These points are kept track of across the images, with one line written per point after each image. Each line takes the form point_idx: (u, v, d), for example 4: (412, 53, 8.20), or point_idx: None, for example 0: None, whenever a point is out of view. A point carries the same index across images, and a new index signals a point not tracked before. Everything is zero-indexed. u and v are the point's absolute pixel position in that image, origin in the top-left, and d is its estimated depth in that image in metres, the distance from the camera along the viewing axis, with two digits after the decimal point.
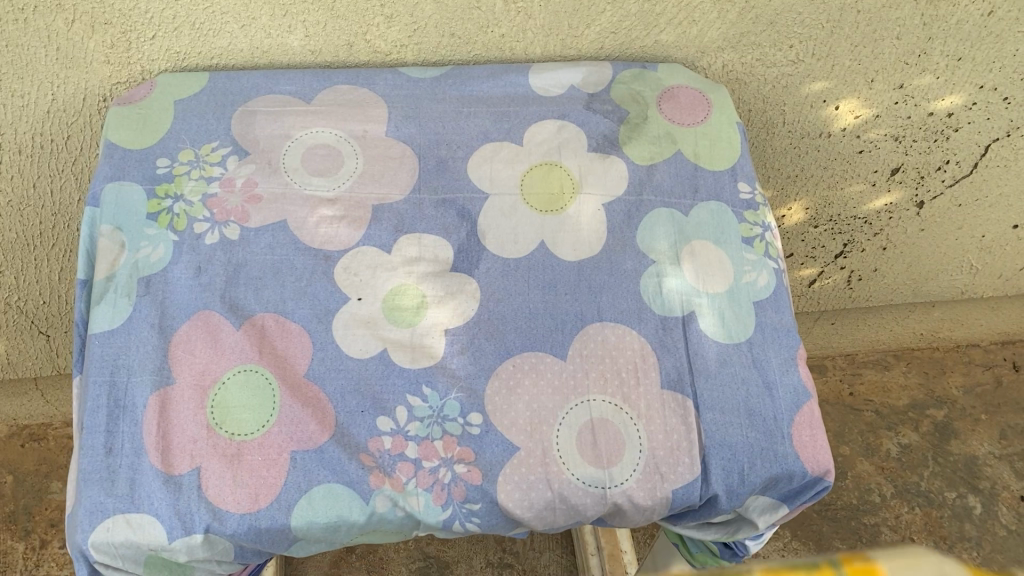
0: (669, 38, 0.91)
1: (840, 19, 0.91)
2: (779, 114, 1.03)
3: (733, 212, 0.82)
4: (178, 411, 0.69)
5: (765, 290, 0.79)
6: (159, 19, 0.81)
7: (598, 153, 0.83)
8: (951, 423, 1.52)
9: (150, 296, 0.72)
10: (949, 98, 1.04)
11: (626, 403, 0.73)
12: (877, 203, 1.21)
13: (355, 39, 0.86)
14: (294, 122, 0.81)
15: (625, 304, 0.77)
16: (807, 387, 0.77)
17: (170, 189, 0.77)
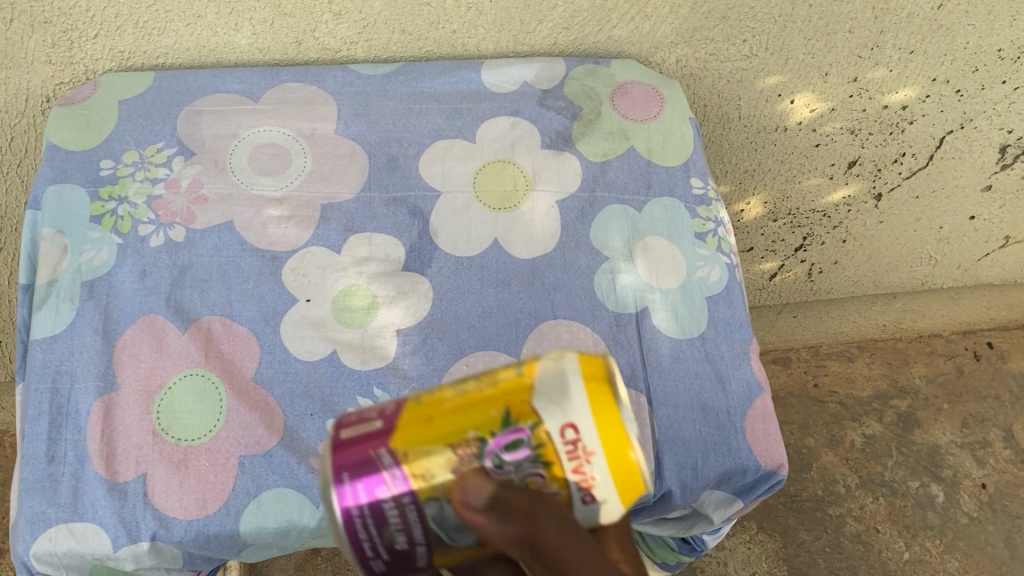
0: (621, 33, 0.91)
1: (793, 13, 0.92)
2: (735, 109, 1.04)
3: (686, 208, 0.82)
4: (123, 417, 0.67)
5: (717, 285, 0.79)
6: (101, 17, 0.79)
7: (551, 150, 0.83)
8: (914, 413, 1.53)
9: (93, 301, 0.71)
10: (903, 91, 1.05)
11: None
12: (835, 196, 1.22)
13: (303, 37, 0.85)
14: (241, 121, 0.80)
15: (579, 301, 0.76)
16: (761, 380, 0.77)
17: (114, 191, 0.75)
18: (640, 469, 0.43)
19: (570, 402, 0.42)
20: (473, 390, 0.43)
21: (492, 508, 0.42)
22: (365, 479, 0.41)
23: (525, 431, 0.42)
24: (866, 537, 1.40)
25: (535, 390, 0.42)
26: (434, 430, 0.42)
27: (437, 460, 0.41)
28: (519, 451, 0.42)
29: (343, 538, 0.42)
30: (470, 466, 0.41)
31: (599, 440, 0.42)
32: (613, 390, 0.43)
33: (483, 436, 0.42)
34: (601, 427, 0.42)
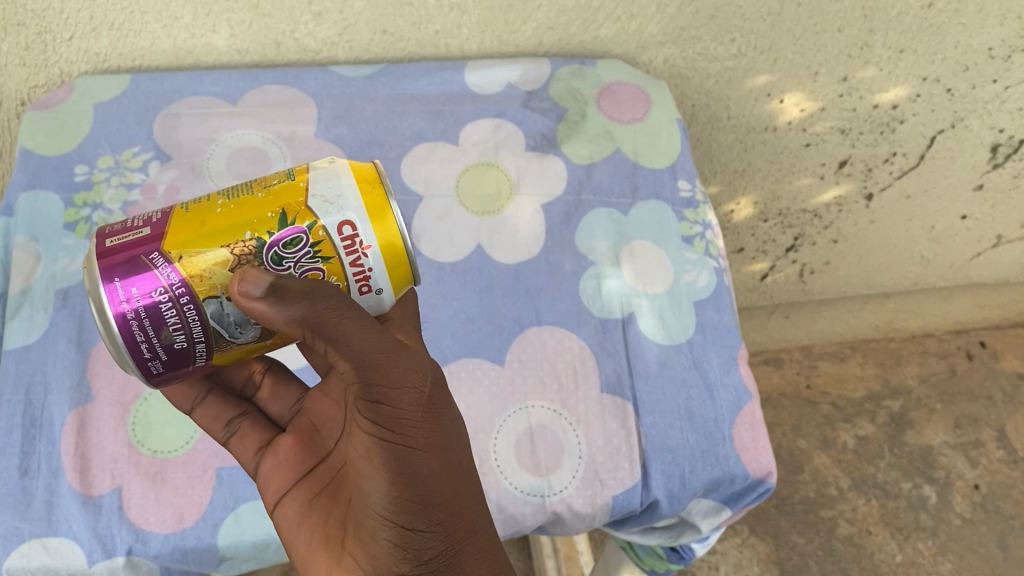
0: (607, 33, 0.90)
1: (781, 13, 0.90)
2: (723, 109, 1.02)
3: (673, 212, 0.81)
4: (97, 429, 0.66)
5: (704, 290, 0.78)
6: (76, 19, 0.78)
7: (536, 153, 0.82)
8: (906, 413, 1.52)
9: (67, 310, 0.69)
10: (893, 90, 1.04)
11: (565, 409, 0.71)
12: (826, 196, 1.20)
13: (283, 38, 0.83)
14: (219, 124, 0.78)
15: (563, 307, 0.75)
16: (749, 387, 0.75)
17: (89, 198, 0.74)
18: (407, 253, 0.50)
19: (346, 206, 0.48)
20: (246, 195, 0.48)
21: (280, 299, 0.44)
22: (137, 280, 0.46)
23: (303, 230, 0.47)
24: (859, 539, 1.39)
25: (309, 191, 0.48)
26: (211, 234, 0.47)
27: (215, 259, 0.47)
28: (300, 246, 0.47)
29: (120, 339, 0.46)
30: (251, 263, 0.47)
31: (368, 223, 0.48)
32: (380, 188, 0.50)
33: (261, 237, 0.47)
34: (378, 227, 0.48)
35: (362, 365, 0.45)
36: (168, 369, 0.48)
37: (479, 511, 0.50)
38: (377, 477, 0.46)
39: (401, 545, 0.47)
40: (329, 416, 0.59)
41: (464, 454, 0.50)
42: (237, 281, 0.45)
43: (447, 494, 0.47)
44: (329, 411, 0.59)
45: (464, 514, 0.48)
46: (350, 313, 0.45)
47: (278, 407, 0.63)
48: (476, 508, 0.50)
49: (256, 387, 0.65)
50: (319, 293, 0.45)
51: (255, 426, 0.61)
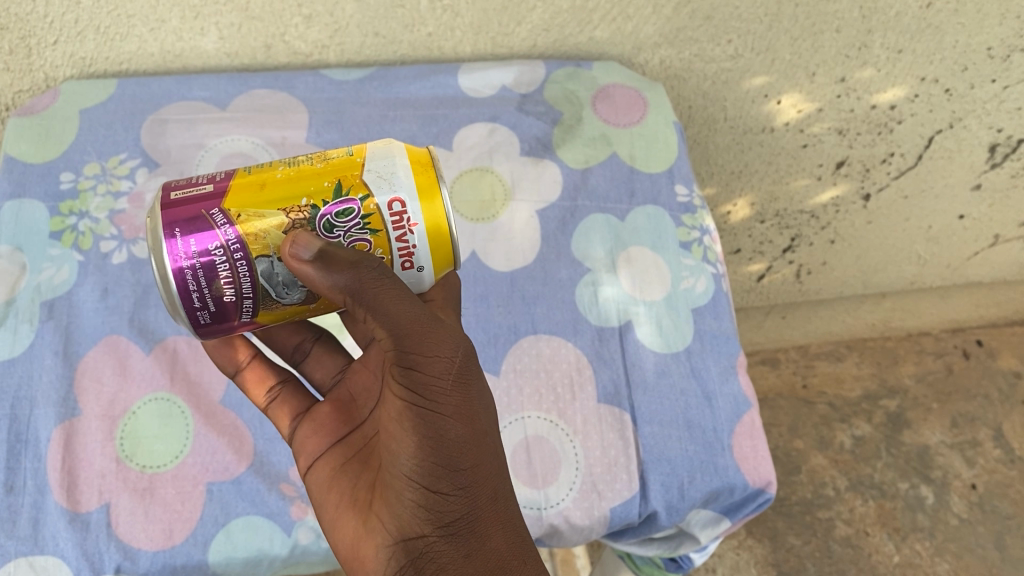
0: (603, 34, 0.88)
1: (779, 13, 0.89)
2: (720, 110, 1.01)
3: (670, 217, 0.80)
4: (85, 444, 0.64)
5: (703, 296, 0.77)
6: (61, 22, 0.76)
7: (531, 158, 0.81)
8: (903, 413, 1.51)
9: (53, 322, 0.67)
10: (891, 91, 1.02)
11: (562, 420, 0.70)
12: (823, 197, 1.19)
13: (272, 41, 0.82)
14: (208, 130, 0.77)
15: (560, 315, 0.74)
16: (748, 395, 0.74)
17: (74, 206, 0.72)
18: (451, 236, 0.51)
19: (398, 184, 0.49)
20: (305, 165, 0.50)
21: (330, 266, 0.46)
22: (196, 233, 0.47)
23: (357, 202, 0.48)
24: (856, 540, 1.38)
25: (365, 166, 0.49)
26: (269, 198, 0.48)
27: (272, 221, 0.48)
28: (349, 218, 0.48)
29: (175, 289, 0.48)
30: (302, 227, 0.48)
31: (417, 206, 0.49)
32: (434, 172, 0.50)
33: (316, 204, 0.49)
34: (424, 206, 0.49)
35: (398, 331, 0.46)
36: (213, 321, 0.50)
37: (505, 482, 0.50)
38: (407, 438, 0.46)
39: (424, 506, 0.47)
40: (367, 385, 0.59)
41: (492, 429, 0.50)
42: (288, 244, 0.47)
43: (474, 461, 0.48)
44: (367, 381, 0.59)
45: (489, 482, 0.48)
46: (390, 287, 0.46)
47: (320, 374, 0.65)
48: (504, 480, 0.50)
49: (304, 352, 0.66)
50: (366, 266, 0.46)
51: (295, 393, 0.61)
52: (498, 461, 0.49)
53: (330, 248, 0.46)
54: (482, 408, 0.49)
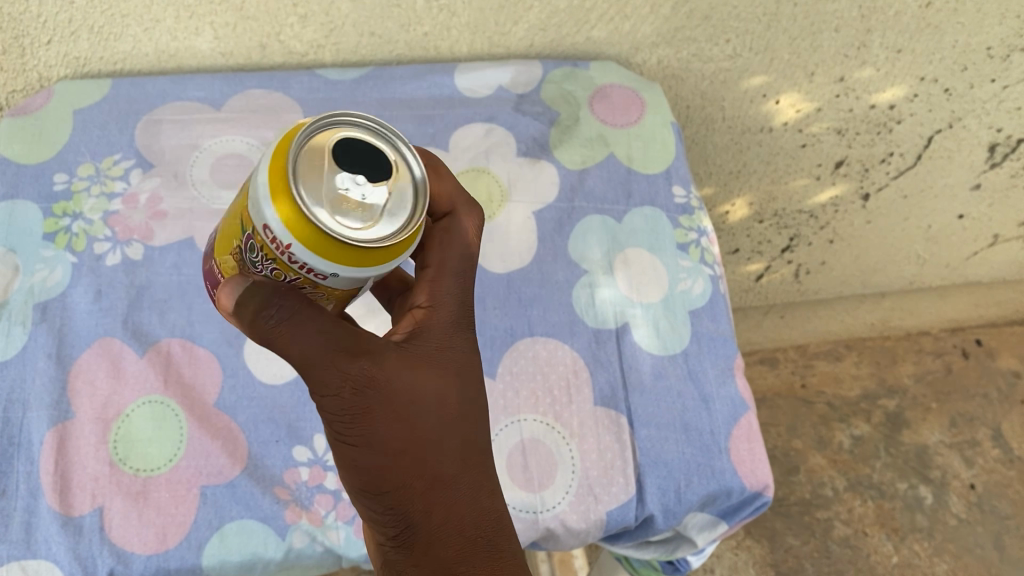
0: (601, 34, 0.88)
1: (778, 12, 0.89)
2: (718, 110, 1.01)
3: (667, 218, 0.79)
4: (78, 447, 0.64)
5: (700, 298, 0.76)
6: (54, 22, 0.76)
7: (527, 159, 0.80)
8: (902, 413, 1.51)
9: (47, 324, 0.67)
10: (890, 91, 1.02)
11: (559, 423, 0.70)
12: (822, 196, 1.18)
13: (267, 40, 0.81)
14: (203, 130, 0.76)
15: (556, 317, 0.74)
16: (745, 398, 0.74)
17: (68, 207, 0.72)
18: (342, 236, 0.38)
19: (262, 211, 0.39)
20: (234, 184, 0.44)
21: (236, 307, 0.42)
22: None
23: (249, 236, 0.41)
24: (855, 541, 1.38)
25: (248, 187, 0.40)
26: (222, 243, 0.45)
27: (229, 268, 0.46)
28: (252, 253, 0.41)
29: None
30: (240, 268, 0.44)
31: (288, 242, 0.38)
32: (284, 190, 0.38)
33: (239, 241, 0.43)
34: (288, 226, 0.38)
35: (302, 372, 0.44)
36: None
37: (460, 481, 0.47)
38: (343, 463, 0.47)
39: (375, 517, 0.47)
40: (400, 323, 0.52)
41: (430, 437, 0.46)
42: (241, 271, 0.45)
43: (405, 476, 0.46)
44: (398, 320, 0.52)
45: (427, 496, 0.46)
46: (283, 327, 0.42)
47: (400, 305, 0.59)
48: (455, 481, 0.47)
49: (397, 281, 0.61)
50: (260, 301, 0.42)
51: None
52: (491, 466, 0.49)
53: (252, 280, 0.42)
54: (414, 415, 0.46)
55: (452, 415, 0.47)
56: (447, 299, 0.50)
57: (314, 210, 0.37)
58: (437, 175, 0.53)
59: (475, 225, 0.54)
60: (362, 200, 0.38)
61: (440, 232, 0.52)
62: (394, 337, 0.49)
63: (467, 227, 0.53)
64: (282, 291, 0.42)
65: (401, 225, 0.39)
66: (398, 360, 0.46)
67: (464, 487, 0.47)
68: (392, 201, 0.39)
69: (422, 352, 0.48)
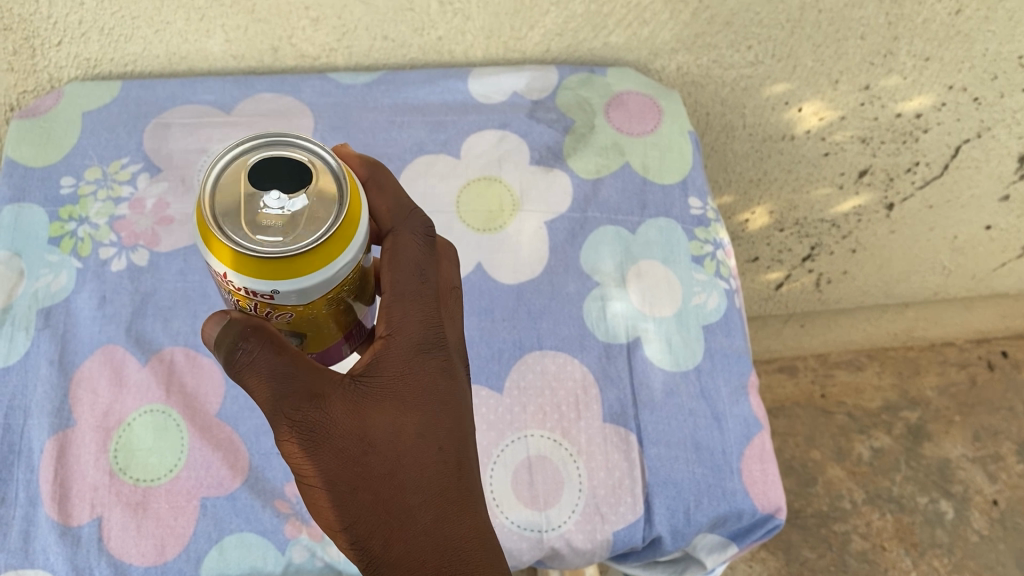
0: (619, 40, 0.86)
1: (801, 19, 0.87)
2: (738, 118, 0.98)
3: (683, 230, 0.77)
4: (78, 456, 0.63)
5: (714, 313, 0.74)
6: (65, 24, 0.75)
7: (540, 167, 0.79)
8: (924, 425, 1.48)
9: (50, 330, 0.66)
10: (917, 99, 0.99)
11: (566, 439, 0.68)
12: (845, 205, 1.15)
13: (279, 43, 0.80)
14: (212, 134, 0.75)
15: (566, 330, 0.72)
16: (759, 417, 0.72)
17: (75, 211, 0.71)
18: (268, 251, 0.39)
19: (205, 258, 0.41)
20: None
21: (215, 345, 0.44)
22: None
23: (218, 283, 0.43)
24: (872, 555, 1.36)
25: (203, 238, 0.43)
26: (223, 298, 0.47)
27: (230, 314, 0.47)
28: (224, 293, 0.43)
29: None
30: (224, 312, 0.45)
31: (223, 270, 0.40)
32: (206, 227, 0.40)
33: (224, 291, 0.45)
34: (222, 261, 0.40)
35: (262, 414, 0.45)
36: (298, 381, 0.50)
37: (420, 512, 0.46)
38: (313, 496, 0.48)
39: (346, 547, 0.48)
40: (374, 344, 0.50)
41: (382, 475, 0.46)
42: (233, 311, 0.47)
43: (361, 511, 0.46)
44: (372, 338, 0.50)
45: (381, 531, 0.46)
46: (241, 370, 0.44)
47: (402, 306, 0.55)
48: (414, 513, 0.46)
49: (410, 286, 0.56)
50: (229, 346, 0.43)
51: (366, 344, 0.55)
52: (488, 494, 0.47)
53: (230, 318, 0.44)
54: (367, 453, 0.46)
55: (407, 448, 0.47)
56: (405, 323, 0.48)
57: (233, 236, 0.39)
58: (378, 190, 0.49)
59: (419, 236, 0.50)
60: (281, 212, 0.40)
61: (385, 253, 0.49)
62: (352, 371, 0.47)
63: (409, 241, 0.49)
64: (245, 334, 0.43)
65: (323, 219, 0.40)
66: (351, 398, 0.46)
67: (426, 518, 0.46)
68: (314, 201, 0.40)
69: (379, 387, 0.47)
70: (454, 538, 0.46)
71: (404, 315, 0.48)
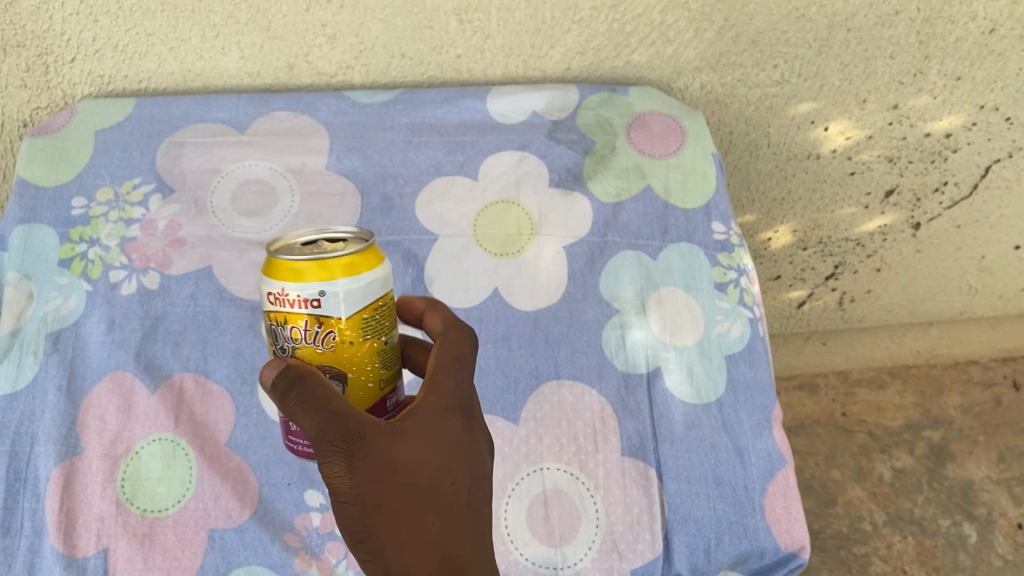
0: (642, 58, 0.84)
1: (828, 38, 0.85)
2: (763, 136, 0.96)
3: (706, 256, 0.75)
4: (84, 485, 0.62)
5: (737, 342, 0.72)
6: (78, 41, 0.75)
7: (559, 190, 0.77)
8: (948, 445, 1.37)
9: (58, 355, 0.65)
10: (947, 119, 0.96)
11: (583, 473, 0.67)
12: (870, 224, 1.12)
13: (295, 60, 0.78)
14: (225, 154, 0.74)
15: (584, 358, 0.71)
16: (783, 452, 0.69)
17: (85, 233, 0.70)
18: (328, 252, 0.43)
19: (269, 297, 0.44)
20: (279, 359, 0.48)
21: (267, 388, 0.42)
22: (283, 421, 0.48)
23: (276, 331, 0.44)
24: None
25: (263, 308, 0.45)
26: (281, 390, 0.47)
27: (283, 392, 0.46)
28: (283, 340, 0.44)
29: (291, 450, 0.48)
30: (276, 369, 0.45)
31: (287, 288, 0.43)
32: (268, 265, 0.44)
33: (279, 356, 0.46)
34: (287, 275, 0.43)
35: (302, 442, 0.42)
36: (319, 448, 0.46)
37: (432, 522, 0.44)
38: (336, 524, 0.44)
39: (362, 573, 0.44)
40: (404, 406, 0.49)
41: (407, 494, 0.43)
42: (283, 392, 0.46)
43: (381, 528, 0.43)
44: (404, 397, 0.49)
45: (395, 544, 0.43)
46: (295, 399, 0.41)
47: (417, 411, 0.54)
48: (427, 523, 0.44)
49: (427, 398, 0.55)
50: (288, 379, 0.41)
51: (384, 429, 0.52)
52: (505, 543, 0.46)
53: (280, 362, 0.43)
54: (394, 479, 0.43)
55: (434, 482, 0.44)
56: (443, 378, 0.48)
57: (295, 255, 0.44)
58: (434, 310, 0.53)
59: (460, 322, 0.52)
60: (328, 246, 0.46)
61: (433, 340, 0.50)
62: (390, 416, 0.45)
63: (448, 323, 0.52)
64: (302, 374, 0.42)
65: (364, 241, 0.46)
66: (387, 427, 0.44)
67: (436, 529, 0.44)
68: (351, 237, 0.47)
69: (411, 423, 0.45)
70: (468, 569, 0.44)
71: (446, 380, 0.48)
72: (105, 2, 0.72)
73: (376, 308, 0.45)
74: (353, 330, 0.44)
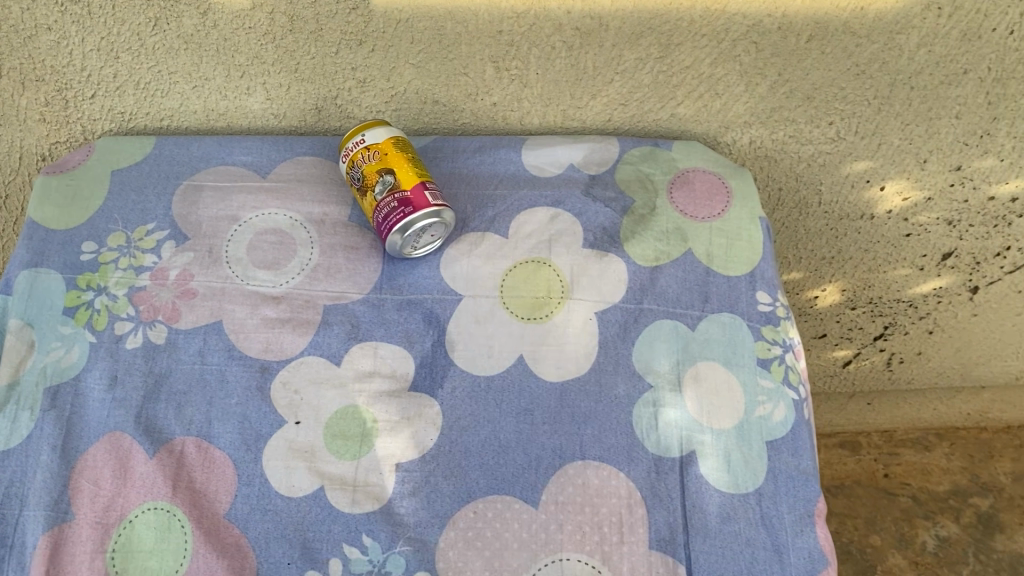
0: (688, 111, 0.79)
1: (890, 96, 0.78)
2: (814, 194, 0.90)
3: (749, 328, 0.69)
4: (73, 555, 0.58)
5: (780, 427, 0.66)
6: (99, 77, 0.72)
7: (594, 250, 0.71)
8: (996, 514, 1.19)
9: (55, 412, 0.62)
10: (1014, 182, 0.87)
11: (607, 567, 0.60)
12: (923, 287, 1.04)
13: (324, 103, 0.75)
14: (245, 202, 0.71)
15: (613, 438, 0.64)
16: (826, 552, 0.62)
17: (93, 280, 0.67)
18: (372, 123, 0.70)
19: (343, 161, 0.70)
20: (362, 204, 0.69)
21: None
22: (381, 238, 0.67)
23: (349, 178, 0.69)
24: None
25: (345, 172, 0.70)
26: (372, 215, 0.68)
27: (368, 210, 0.68)
28: (356, 179, 0.68)
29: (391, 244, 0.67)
30: (365, 200, 0.68)
31: (345, 146, 0.70)
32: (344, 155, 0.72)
33: (360, 192, 0.68)
34: (347, 140, 0.69)
35: None
36: None
37: None
38: None
39: None
40: None
41: None
42: (378, 216, 0.67)
43: None
44: None
45: None
46: None
47: None
48: None
49: None
50: None
51: None
52: None
53: (357, 181, 0.68)
54: None
55: None
56: None
57: None
58: None
59: None
60: None
61: None
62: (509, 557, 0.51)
63: None
64: None
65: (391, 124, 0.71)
66: None
67: None
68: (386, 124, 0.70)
69: None
70: None
71: None
72: (126, 40, 0.70)
73: (399, 141, 0.68)
74: (385, 145, 0.67)
